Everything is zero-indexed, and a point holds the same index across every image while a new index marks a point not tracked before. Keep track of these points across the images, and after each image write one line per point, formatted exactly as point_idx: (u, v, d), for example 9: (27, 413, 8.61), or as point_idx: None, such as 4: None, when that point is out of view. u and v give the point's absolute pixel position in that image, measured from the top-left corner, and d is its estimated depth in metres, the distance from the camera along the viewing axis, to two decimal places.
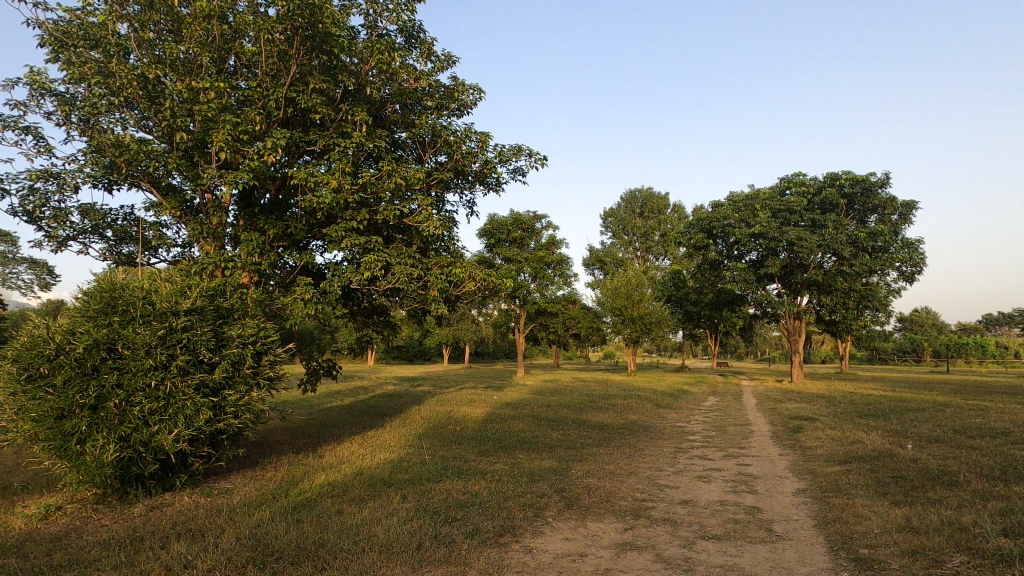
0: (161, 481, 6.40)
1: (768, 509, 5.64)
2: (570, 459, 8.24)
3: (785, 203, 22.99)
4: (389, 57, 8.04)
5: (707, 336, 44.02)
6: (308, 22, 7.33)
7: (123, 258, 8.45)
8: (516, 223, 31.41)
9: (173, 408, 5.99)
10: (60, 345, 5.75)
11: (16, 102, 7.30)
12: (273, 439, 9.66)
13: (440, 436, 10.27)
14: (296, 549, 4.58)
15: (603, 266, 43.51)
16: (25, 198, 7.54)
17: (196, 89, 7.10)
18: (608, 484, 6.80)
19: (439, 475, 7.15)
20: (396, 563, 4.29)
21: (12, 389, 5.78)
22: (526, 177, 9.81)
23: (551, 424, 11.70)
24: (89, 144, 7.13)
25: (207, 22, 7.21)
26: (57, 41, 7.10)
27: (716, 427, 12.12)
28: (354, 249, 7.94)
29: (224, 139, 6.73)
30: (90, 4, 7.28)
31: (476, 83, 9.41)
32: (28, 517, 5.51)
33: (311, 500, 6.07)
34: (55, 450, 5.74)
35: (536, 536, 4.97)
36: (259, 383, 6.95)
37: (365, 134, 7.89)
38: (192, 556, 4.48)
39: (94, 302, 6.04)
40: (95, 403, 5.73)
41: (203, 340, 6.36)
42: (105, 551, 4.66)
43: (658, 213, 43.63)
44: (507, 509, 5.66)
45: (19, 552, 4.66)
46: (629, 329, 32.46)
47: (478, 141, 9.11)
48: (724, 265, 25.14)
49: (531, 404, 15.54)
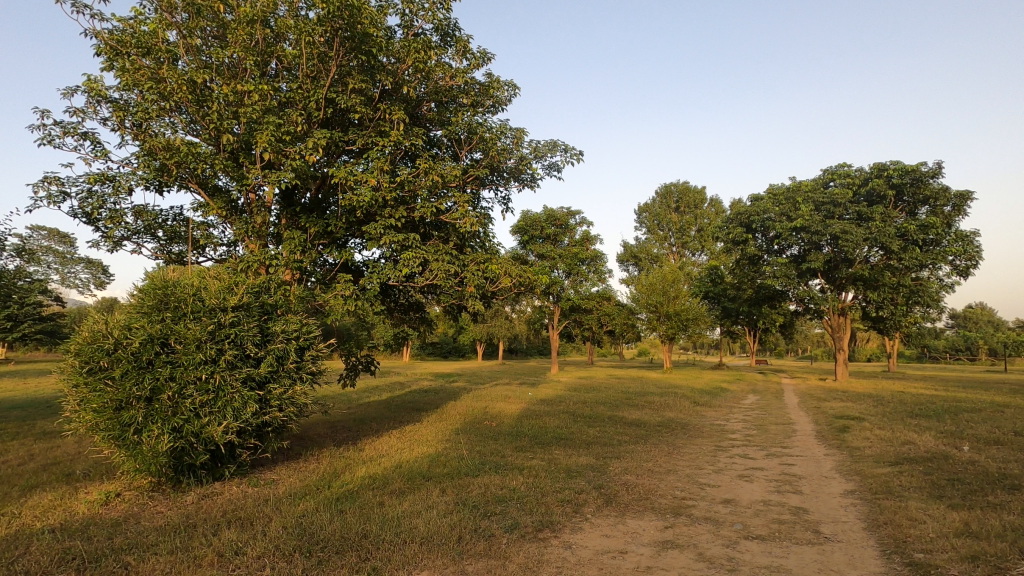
0: (211, 471, 6.66)
1: (815, 510, 5.48)
2: (607, 455, 8.19)
3: (829, 195, 22.17)
4: (425, 55, 8.14)
5: (745, 333, 43.00)
6: (347, 23, 7.45)
7: (173, 257, 8.81)
8: (549, 219, 31.25)
9: (223, 400, 6.24)
10: (118, 339, 6.02)
11: (75, 109, 7.68)
12: (315, 433, 9.93)
13: (476, 431, 10.35)
14: (341, 539, 4.70)
15: (638, 262, 43.05)
16: (84, 201, 7.93)
17: (241, 93, 7.33)
18: (647, 482, 6.73)
19: (477, 469, 7.22)
20: (437, 556, 4.35)
21: (74, 381, 6.08)
22: (561, 173, 9.75)
23: (587, 421, 11.64)
24: (142, 147, 7.43)
25: (250, 26, 7.43)
26: (113, 50, 7.42)
27: (757, 426, 11.83)
28: (393, 246, 8.07)
29: (268, 140, 6.91)
30: (141, 13, 7.58)
31: (511, 79, 9.40)
32: (91, 502, 5.81)
33: (353, 492, 6.22)
34: (114, 440, 6.03)
35: (575, 532, 4.96)
36: (302, 377, 7.17)
37: (403, 132, 8.00)
38: (242, 543, 4.65)
39: (149, 299, 6.28)
40: (150, 395, 6.00)
41: (250, 335, 6.58)
42: (162, 536, 4.88)
43: (695, 207, 42.80)
44: (545, 504, 5.68)
45: (83, 535, 4.93)
46: (665, 326, 31.84)
47: (513, 137, 9.12)
48: (764, 260, 24.50)
49: (567, 401, 15.51)
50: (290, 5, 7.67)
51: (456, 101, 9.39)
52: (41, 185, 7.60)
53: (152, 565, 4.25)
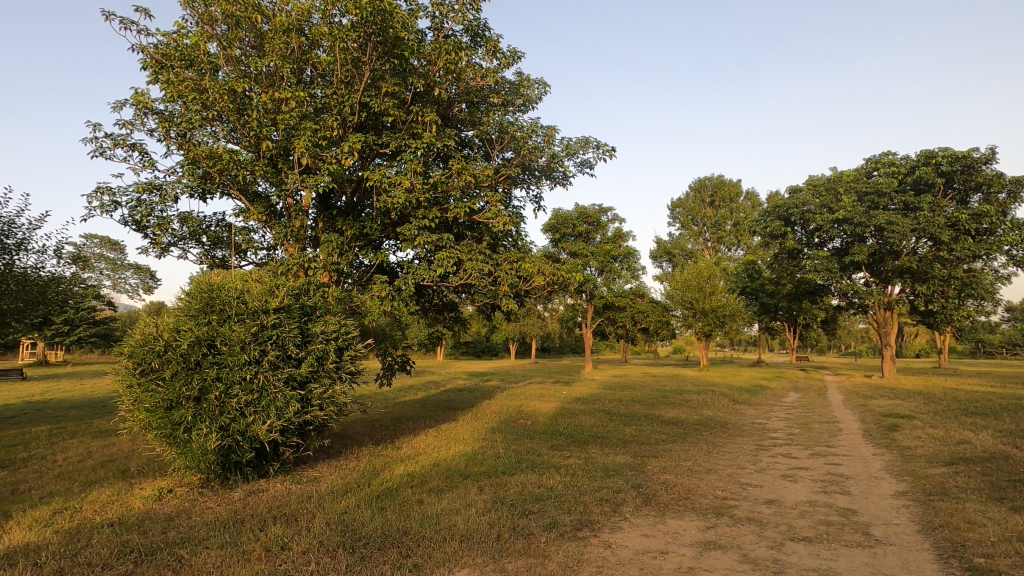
0: (256, 468, 6.88)
1: (865, 512, 5.29)
2: (645, 454, 8.08)
3: (873, 185, 21.33)
4: (456, 56, 8.20)
5: (784, 329, 41.84)
6: (379, 28, 7.57)
7: (217, 262, 9.11)
8: (581, 217, 31.01)
9: (266, 400, 6.43)
10: (167, 341, 6.27)
11: (124, 121, 8.02)
12: (354, 431, 10.12)
13: (511, 430, 10.36)
14: (382, 536, 4.78)
15: (671, 258, 42.72)
16: (134, 209, 8.29)
17: (279, 100, 7.52)
18: (686, 481, 6.62)
19: (514, 468, 7.24)
20: (477, 553, 4.38)
21: (128, 381, 6.36)
22: (593, 169, 9.69)
23: (623, 419, 11.53)
24: (186, 156, 7.71)
25: (286, 35, 7.63)
26: (158, 63, 7.72)
27: (799, 424, 11.50)
28: (427, 247, 8.16)
29: (305, 146, 7.09)
30: (184, 27, 7.87)
31: (542, 77, 9.38)
32: (145, 498, 6.07)
33: (393, 489, 6.31)
34: (166, 438, 6.29)
35: (614, 532, 4.91)
36: (341, 377, 7.31)
37: (435, 133, 8.08)
38: (288, 538, 4.78)
39: (195, 302, 6.51)
40: (198, 395, 6.22)
41: (291, 337, 6.75)
42: (212, 531, 5.06)
43: (730, 201, 41.83)
44: (583, 503, 5.65)
45: (139, 529, 5.16)
46: (701, 322, 31.25)
47: (545, 135, 9.09)
48: (804, 253, 23.80)
49: (602, 399, 15.38)
50: (323, 12, 7.83)
51: (487, 101, 9.43)
52: (95, 195, 7.98)
53: (203, 558, 4.41)
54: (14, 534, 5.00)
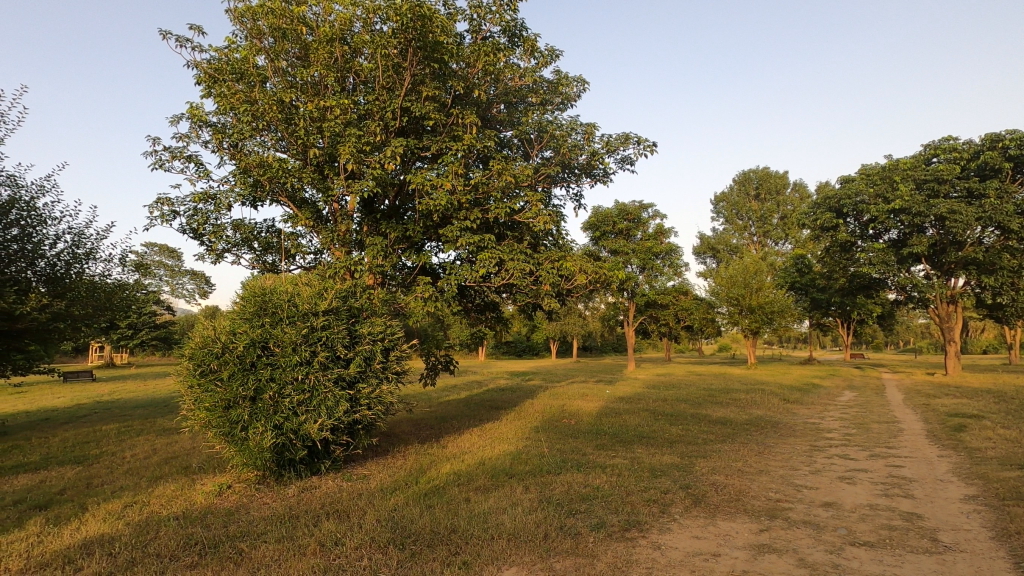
0: (309, 465, 7.12)
1: (931, 516, 5.03)
2: (693, 455, 7.92)
3: (933, 172, 20.21)
4: (495, 58, 8.23)
5: (837, 325, 40.17)
6: (419, 33, 7.68)
7: (268, 266, 9.45)
8: (621, 214, 30.58)
9: (317, 399, 6.64)
10: (225, 343, 6.56)
11: (181, 134, 8.43)
12: (400, 430, 10.32)
13: (555, 429, 10.33)
14: (431, 533, 4.86)
15: (715, 253, 41.74)
16: (191, 218, 8.71)
17: (324, 108, 7.73)
18: (737, 482, 6.45)
19: (559, 467, 7.22)
20: (525, 552, 4.40)
21: (189, 381, 6.67)
22: (634, 165, 9.56)
23: (670, 419, 11.32)
24: (238, 165, 8.03)
25: (330, 45, 7.86)
26: (211, 77, 8.07)
27: (856, 424, 11.03)
28: (469, 248, 8.24)
29: (350, 151, 7.26)
30: (234, 42, 8.21)
31: (580, 75, 9.31)
32: (207, 493, 6.37)
33: (440, 487, 6.41)
34: (225, 435, 6.57)
35: (664, 533, 4.84)
36: (388, 377, 7.47)
37: (476, 135, 8.15)
38: (341, 534, 4.91)
39: (250, 305, 6.78)
40: (254, 395, 6.47)
41: (339, 338, 6.94)
42: (269, 525, 5.26)
43: (777, 193, 40.46)
44: (631, 503, 5.59)
45: (202, 523, 5.42)
46: (748, 320, 30.11)
47: (584, 133, 9.03)
48: (858, 246, 22.77)
49: (645, 399, 15.03)
50: (365, 20, 8.01)
51: (525, 101, 9.45)
52: (155, 206, 8.43)
53: (262, 552, 4.60)
54: (90, 526, 5.33)
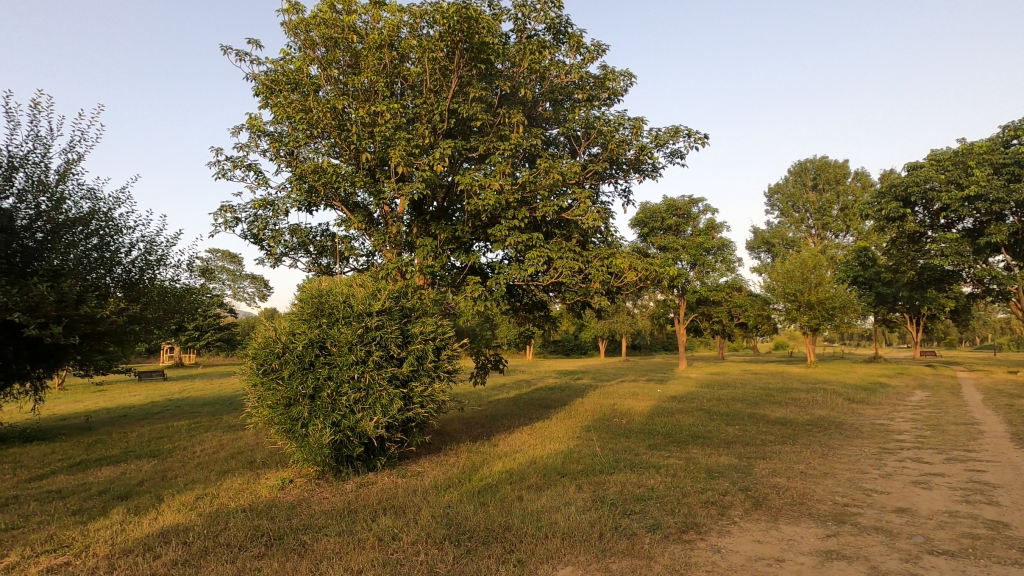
0: (366, 461, 7.32)
1: (1019, 526, 4.66)
2: (751, 456, 7.66)
3: (1012, 155, 18.71)
4: (540, 55, 8.24)
5: (905, 321, 37.91)
6: (466, 35, 7.76)
7: (323, 269, 9.76)
8: (670, 210, 30.31)
9: (372, 397, 6.82)
10: (285, 343, 6.83)
11: (242, 144, 8.84)
12: (451, 428, 10.46)
13: (606, 429, 10.20)
14: (485, 530, 4.90)
15: (771, 247, 40.25)
16: (252, 224, 9.11)
17: (374, 114, 7.92)
18: (800, 485, 6.19)
19: (612, 467, 7.14)
20: (580, 552, 4.37)
21: (253, 380, 6.97)
22: (684, 159, 9.31)
23: (726, 419, 10.98)
24: (294, 172, 8.34)
25: (379, 51, 8.06)
26: (269, 88, 8.42)
27: (930, 425, 10.35)
28: (518, 247, 8.26)
29: (400, 154, 7.41)
30: (289, 53, 8.54)
31: (627, 68, 9.14)
32: (271, 487, 6.65)
33: (493, 485, 6.45)
34: (286, 432, 6.83)
35: (723, 535, 4.70)
36: (440, 375, 7.58)
37: (522, 134, 8.17)
38: (398, 529, 5.02)
39: (307, 306, 7.02)
40: (313, 393, 6.71)
41: (393, 337, 7.10)
42: (330, 519, 5.44)
43: (837, 183, 38.57)
44: (687, 505, 5.45)
45: (268, 515, 5.66)
46: (807, 316, 28.78)
47: (632, 127, 8.87)
48: (928, 237, 21.48)
49: (699, 399, 14.61)
50: (411, 25, 8.17)
51: (572, 97, 9.31)
52: (219, 213, 8.88)
53: (324, 544, 4.76)
54: (167, 516, 5.66)
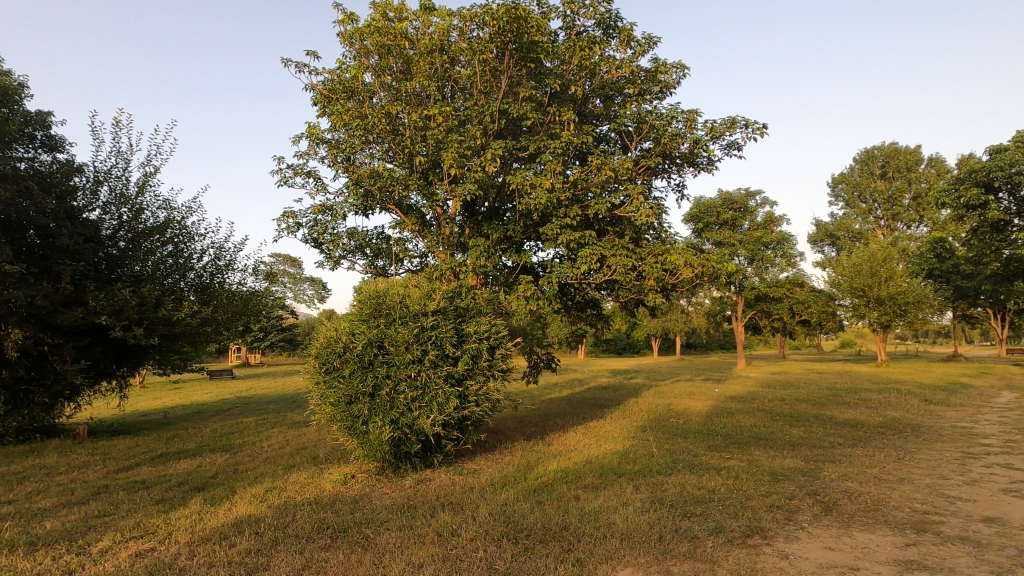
0: (423, 458, 7.48)
1: None
2: (819, 459, 7.30)
3: None
4: (590, 52, 8.17)
5: (989, 316, 35.19)
6: (515, 35, 7.78)
7: (378, 271, 10.02)
8: (726, 203, 29.80)
9: (429, 396, 6.96)
10: (345, 343, 7.06)
11: (302, 152, 9.22)
12: (506, 427, 10.50)
13: (663, 429, 9.99)
14: (543, 529, 4.91)
15: (835, 240, 38.36)
16: (312, 228, 9.47)
17: (427, 118, 8.07)
18: (874, 491, 5.86)
19: (670, 467, 6.99)
20: (640, 553, 4.31)
21: (316, 378, 7.24)
22: (742, 150, 9.00)
23: (789, 420, 10.53)
24: (351, 177, 8.61)
25: (431, 56, 8.21)
26: (326, 97, 8.74)
27: (1020, 429, 9.57)
28: (570, 245, 8.21)
29: (453, 156, 7.52)
30: (344, 62, 8.83)
31: (679, 60, 8.92)
32: (334, 482, 6.90)
33: (549, 484, 6.46)
34: (348, 429, 7.06)
35: (791, 541, 4.51)
36: (494, 374, 7.65)
37: (573, 132, 8.12)
38: (457, 525, 5.11)
39: (366, 307, 7.24)
40: (372, 391, 6.91)
41: (447, 336, 7.22)
42: (391, 514, 5.59)
43: (907, 170, 36.32)
44: (751, 508, 5.27)
45: (332, 508, 5.88)
46: (876, 312, 27.08)
47: (686, 120, 8.65)
48: (1015, 224, 19.81)
49: (761, 399, 14.10)
50: (461, 28, 8.29)
51: (623, 93, 9.15)
52: (282, 219, 9.29)
53: (386, 538, 4.90)
54: (240, 507, 5.97)
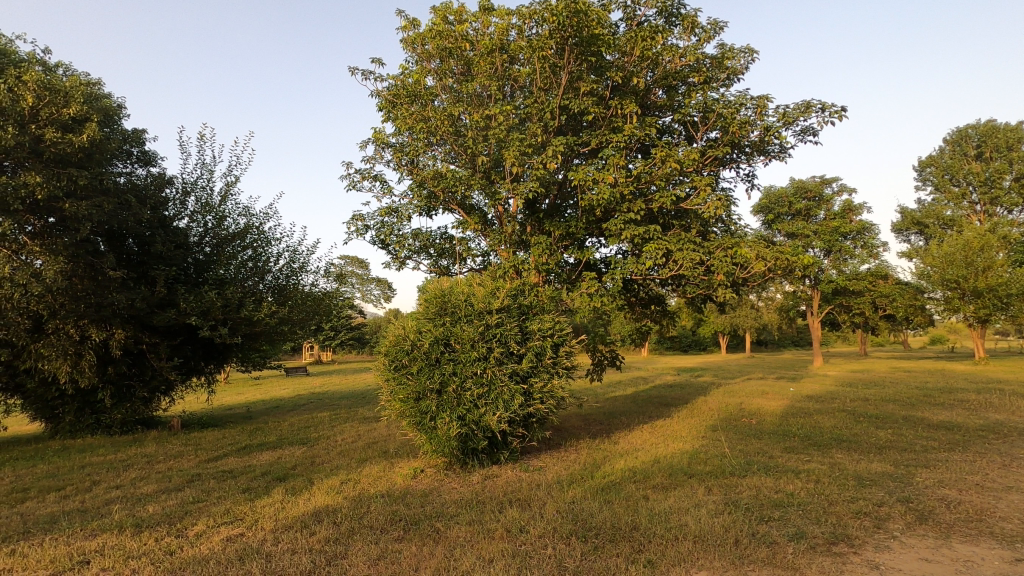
0: (490, 454, 7.58)
1: None
2: (911, 464, 6.79)
3: None
4: (653, 41, 7.98)
5: None
6: (576, 30, 7.69)
7: (442, 270, 10.23)
8: (798, 192, 28.27)
9: (495, 393, 7.04)
10: (413, 341, 7.24)
11: (368, 157, 9.54)
12: (570, 425, 10.46)
13: (734, 429, 9.63)
14: (612, 528, 4.84)
15: (923, 228, 35.63)
16: (379, 230, 9.79)
17: (488, 117, 8.15)
18: (977, 499, 5.38)
19: (745, 469, 6.71)
20: (714, 557, 4.17)
21: (385, 375, 7.48)
22: (818, 136, 8.50)
23: (875, 421, 9.87)
24: (415, 179, 8.83)
25: (491, 56, 8.29)
26: (391, 102, 8.99)
27: None
28: (635, 240, 8.04)
29: (516, 155, 7.55)
30: (407, 67, 9.06)
31: (747, 44, 8.54)
32: (405, 476, 7.11)
33: (616, 483, 6.37)
34: (416, 424, 7.24)
35: (881, 551, 4.23)
36: (559, 372, 7.64)
37: (636, 125, 7.96)
38: (525, 521, 5.13)
39: (432, 306, 7.40)
40: (440, 387, 7.07)
41: (512, 334, 7.28)
42: (460, 509, 5.70)
43: (1008, 150, 33.24)
44: (835, 514, 4.98)
45: (404, 501, 6.06)
46: (972, 306, 24.90)
47: (755, 107, 8.27)
48: None
49: (843, 399, 13.29)
50: (520, 26, 8.32)
51: (687, 82, 8.88)
52: (352, 222, 9.66)
53: (456, 532, 4.99)
54: (319, 498, 6.28)
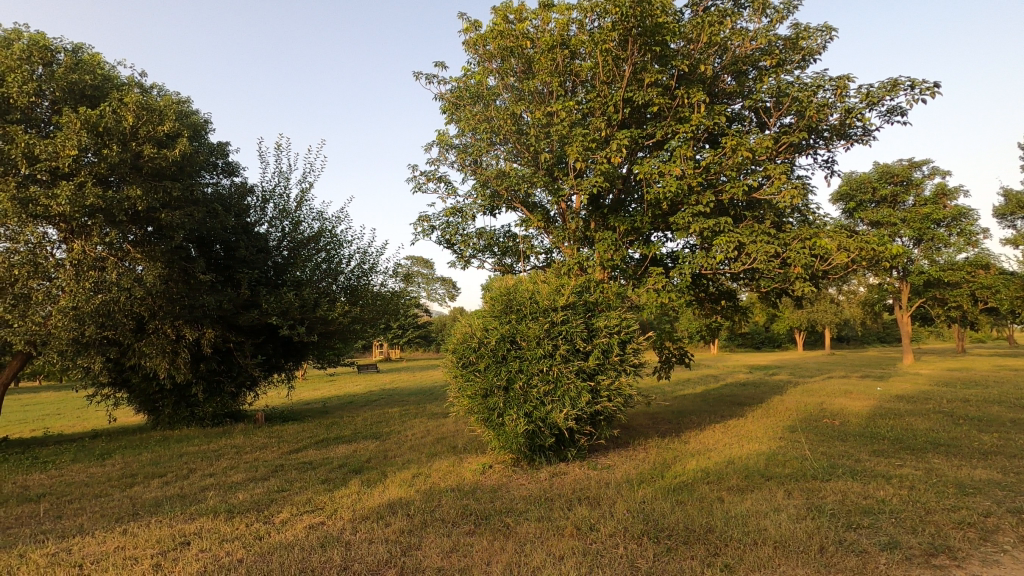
0: (557, 452, 7.58)
1: None
2: (1022, 471, 6.16)
3: None
4: (720, 26, 7.67)
5: None
6: (639, 20, 7.51)
7: (506, 268, 10.31)
8: (883, 176, 26.37)
9: (561, 390, 7.02)
10: (480, 338, 7.34)
11: (433, 159, 9.75)
12: (638, 423, 10.26)
13: (815, 430, 9.11)
14: (686, 530, 4.71)
15: None
16: (444, 230, 9.99)
17: (550, 114, 8.14)
18: None
19: (828, 473, 6.33)
20: (797, 564, 3.96)
21: (453, 372, 7.62)
22: (906, 116, 7.87)
23: (978, 424, 9.03)
24: (479, 179, 8.95)
25: (552, 53, 8.26)
26: (454, 104, 9.15)
27: None
28: (704, 234, 7.77)
29: (579, 150, 7.49)
30: (469, 69, 9.18)
31: (824, 22, 8.02)
32: (473, 471, 7.23)
33: (689, 484, 6.19)
34: (484, 421, 7.34)
35: (989, 566, 3.86)
36: (626, 370, 7.51)
37: (704, 114, 7.68)
38: (594, 520, 5.09)
39: (498, 304, 7.47)
40: (507, 384, 7.13)
41: (578, 331, 7.24)
42: (528, 505, 5.73)
43: None
44: (934, 524, 4.60)
45: (473, 496, 6.17)
46: None
47: (835, 88, 7.77)
48: None
49: (939, 399, 12.25)
50: (580, 21, 8.24)
51: (758, 66, 8.48)
52: (419, 223, 9.91)
53: (526, 528, 5.02)
54: (392, 490, 6.51)
